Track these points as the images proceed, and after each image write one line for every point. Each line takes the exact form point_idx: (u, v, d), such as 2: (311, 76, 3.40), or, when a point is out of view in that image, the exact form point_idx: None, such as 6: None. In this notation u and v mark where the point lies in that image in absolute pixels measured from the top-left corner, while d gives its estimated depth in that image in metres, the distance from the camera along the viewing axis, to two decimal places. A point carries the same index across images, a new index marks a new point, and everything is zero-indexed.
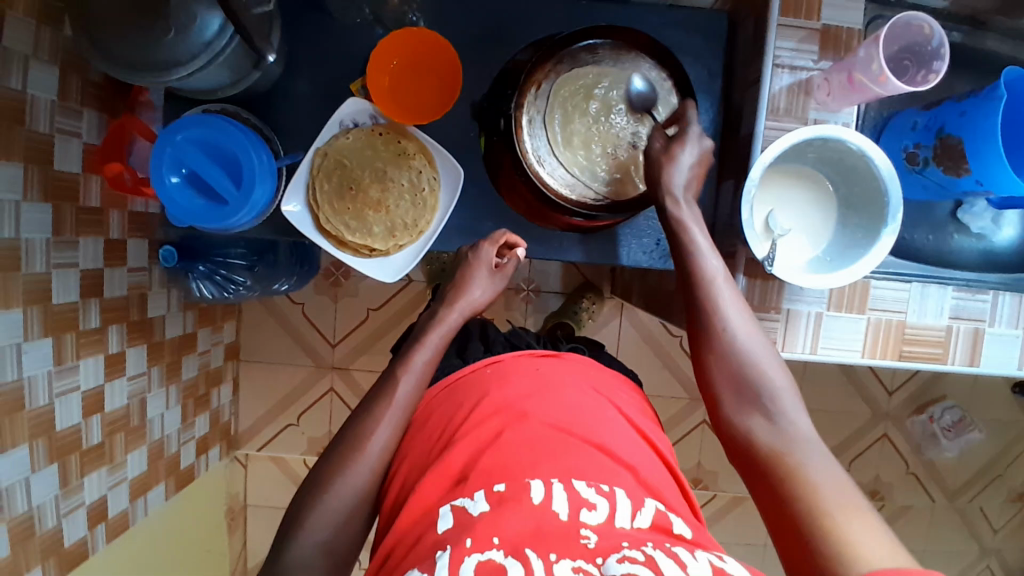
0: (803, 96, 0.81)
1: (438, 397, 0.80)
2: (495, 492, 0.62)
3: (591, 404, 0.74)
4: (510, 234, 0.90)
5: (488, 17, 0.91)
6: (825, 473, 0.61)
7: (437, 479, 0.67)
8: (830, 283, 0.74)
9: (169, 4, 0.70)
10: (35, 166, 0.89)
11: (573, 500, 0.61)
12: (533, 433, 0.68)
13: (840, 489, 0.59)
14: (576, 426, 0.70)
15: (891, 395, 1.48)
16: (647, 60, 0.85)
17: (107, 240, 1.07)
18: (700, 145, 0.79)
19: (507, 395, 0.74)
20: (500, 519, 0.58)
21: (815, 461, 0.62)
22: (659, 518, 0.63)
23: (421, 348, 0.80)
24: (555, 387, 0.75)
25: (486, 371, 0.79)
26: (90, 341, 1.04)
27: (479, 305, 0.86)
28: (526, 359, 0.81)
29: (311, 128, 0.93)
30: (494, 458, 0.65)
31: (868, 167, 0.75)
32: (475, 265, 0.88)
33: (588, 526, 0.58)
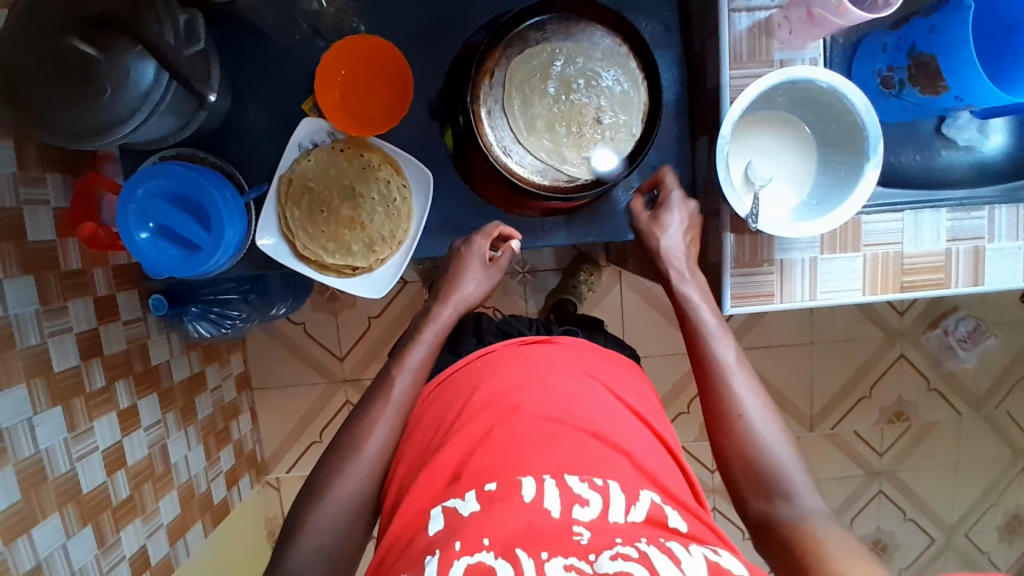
0: (765, 38, 0.77)
1: (430, 398, 0.79)
2: (486, 492, 0.62)
3: (583, 390, 0.74)
4: (502, 227, 0.87)
5: (429, 10, 0.87)
6: (837, 537, 0.62)
7: (429, 481, 0.67)
8: (815, 231, 0.73)
9: (97, 63, 0.68)
10: (9, 242, 0.89)
11: (565, 496, 0.61)
12: (524, 427, 0.67)
13: (847, 547, 0.60)
14: (572, 415, 0.70)
15: (904, 316, 1.47)
16: (599, 27, 0.82)
17: (96, 299, 1.06)
18: (686, 209, 0.83)
19: (496, 386, 0.73)
20: (490, 520, 0.59)
21: (829, 530, 0.63)
22: (654, 510, 0.62)
23: (417, 346, 0.80)
24: (544, 374, 0.74)
25: (477, 364, 0.78)
26: (99, 401, 1.04)
27: (473, 300, 0.85)
28: (519, 348, 0.80)
29: (271, 156, 0.90)
30: (486, 456, 0.65)
31: (843, 104, 0.72)
32: (469, 258, 0.86)
33: (580, 523, 0.59)
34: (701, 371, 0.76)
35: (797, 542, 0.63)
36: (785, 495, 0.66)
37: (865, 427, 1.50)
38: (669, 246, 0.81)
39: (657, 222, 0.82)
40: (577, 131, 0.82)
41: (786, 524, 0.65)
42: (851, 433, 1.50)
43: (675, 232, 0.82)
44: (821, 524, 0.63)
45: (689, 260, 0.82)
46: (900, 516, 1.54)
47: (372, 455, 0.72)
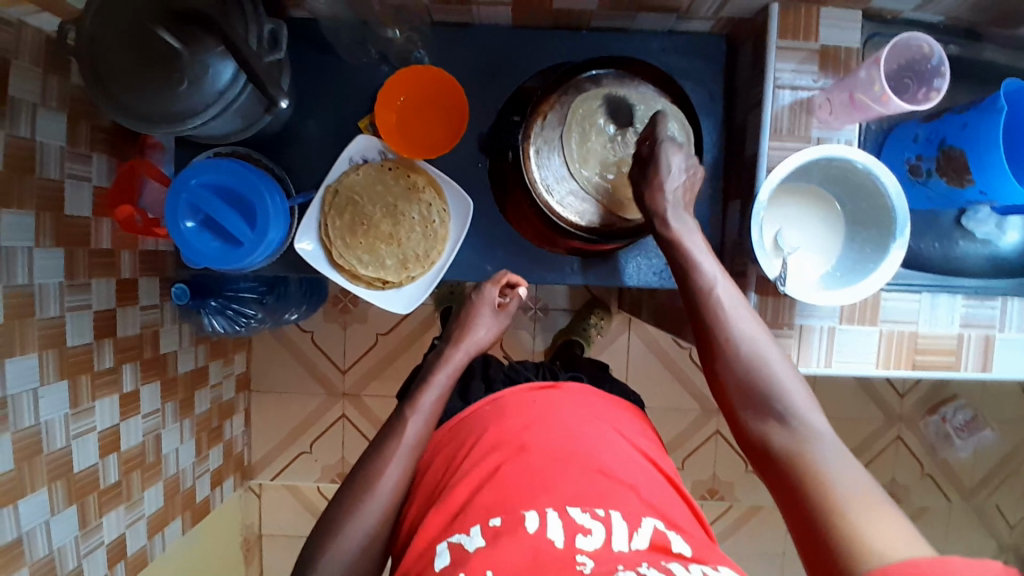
0: (805, 115, 0.82)
1: (443, 438, 0.80)
2: (491, 527, 0.63)
3: (588, 428, 0.75)
4: (510, 274, 0.91)
5: (491, 50, 0.93)
6: (837, 462, 0.65)
7: (439, 515, 0.68)
8: (841, 300, 0.75)
9: (180, 56, 0.71)
10: (47, 213, 0.91)
11: (568, 527, 0.62)
12: (531, 465, 0.69)
13: (852, 478, 0.63)
14: (576, 451, 0.71)
15: (903, 398, 1.49)
16: (648, 86, 0.88)
17: (119, 281, 1.07)
18: (681, 152, 0.80)
19: (502, 428, 0.74)
20: (496, 554, 0.60)
21: (829, 453, 0.66)
22: (657, 537, 0.64)
23: (428, 389, 0.80)
24: (551, 415, 0.75)
25: (486, 410, 0.79)
26: (105, 382, 1.04)
27: (483, 344, 0.88)
28: (527, 394, 0.79)
29: (320, 166, 0.94)
30: (493, 492, 0.67)
31: (875, 185, 0.76)
32: (478, 305, 0.88)
33: (584, 552, 0.60)
34: (690, 298, 0.77)
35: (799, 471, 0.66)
36: (782, 418, 0.70)
37: None
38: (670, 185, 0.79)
39: (653, 171, 0.80)
40: (626, 172, 0.86)
41: (784, 451, 0.68)
42: None
43: (676, 175, 0.80)
44: (821, 446, 0.67)
45: (681, 210, 0.80)
46: None
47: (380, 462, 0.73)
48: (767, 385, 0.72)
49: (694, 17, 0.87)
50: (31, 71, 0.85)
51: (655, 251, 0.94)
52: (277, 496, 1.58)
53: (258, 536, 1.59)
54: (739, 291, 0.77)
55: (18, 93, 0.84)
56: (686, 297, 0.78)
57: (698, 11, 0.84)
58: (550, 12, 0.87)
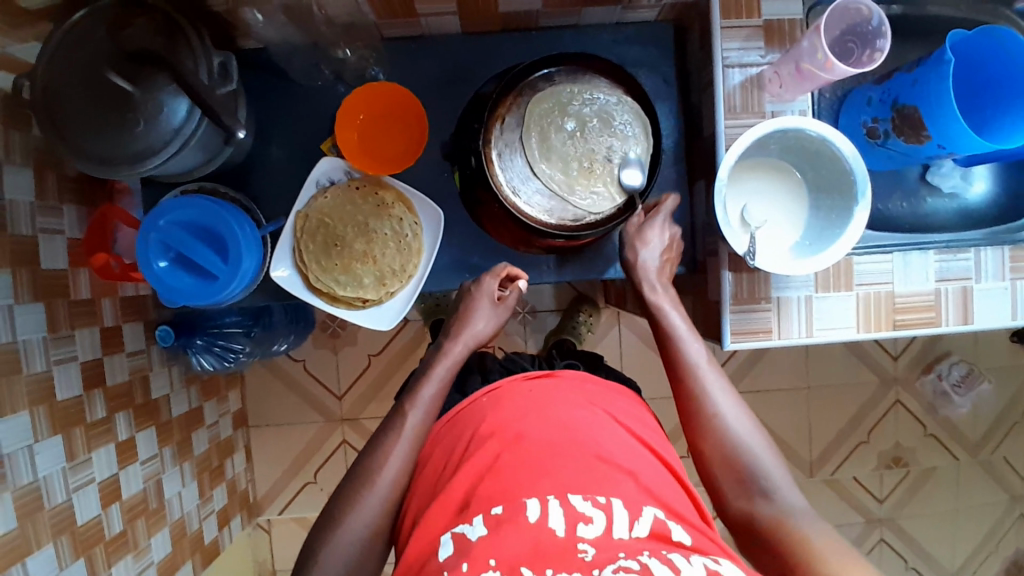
0: (757, 91, 0.83)
1: (440, 431, 0.80)
2: (493, 515, 0.64)
3: (584, 415, 0.75)
4: (510, 267, 0.91)
5: (444, 60, 0.94)
6: (817, 529, 0.67)
7: (441, 509, 0.68)
8: (812, 268, 0.76)
9: (135, 98, 0.72)
10: (23, 269, 0.91)
11: (569, 515, 0.62)
12: (530, 455, 0.69)
13: (828, 539, 0.65)
14: (574, 439, 0.71)
15: (896, 360, 1.50)
16: (604, 79, 0.87)
17: (102, 329, 1.07)
18: (669, 229, 0.87)
19: (500, 419, 0.74)
20: (497, 541, 0.61)
21: (809, 522, 0.68)
22: (657, 526, 0.64)
23: (427, 382, 0.81)
24: (546, 404, 0.75)
25: (483, 400, 0.79)
26: (99, 431, 1.04)
27: (483, 337, 0.86)
28: (522, 382, 0.80)
29: (289, 193, 0.95)
30: (493, 483, 0.67)
31: (833, 151, 0.77)
32: (477, 298, 0.88)
33: (585, 541, 0.60)
34: (673, 367, 0.80)
35: (783, 536, 0.67)
36: (766, 495, 0.71)
37: (864, 473, 1.50)
38: (646, 259, 0.85)
39: (640, 236, 0.87)
40: (589, 166, 0.85)
41: (766, 522, 0.69)
42: (851, 478, 1.50)
43: (653, 248, 0.86)
44: (801, 519, 0.68)
45: (665, 281, 0.85)
46: (901, 565, 1.52)
47: (376, 479, 0.74)
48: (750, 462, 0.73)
49: (640, 7, 0.88)
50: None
51: None
52: (287, 530, 1.57)
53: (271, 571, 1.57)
54: (719, 367, 0.79)
55: None
56: (669, 367, 0.81)
57: (642, 1, 0.86)
58: (498, 17, 0.88)
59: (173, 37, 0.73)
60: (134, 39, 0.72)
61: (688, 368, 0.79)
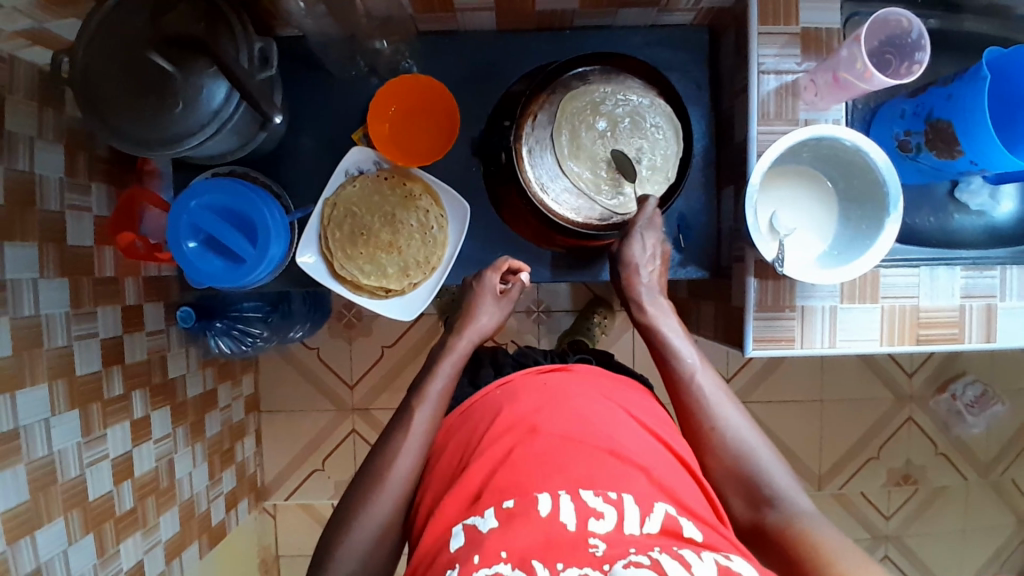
0: (792, 98, 0.83)
1: (454, 423, 0.81)
2: (504, 508, 0.64)
3: (597, 410, 0.75)
4: (511, 259, 0.91)
5: (478, 56, 0.94)
6: (827, 532, 0.67)
7: (456, 499, 0.68)
8: (840, 278, 0.76)
9: (174, 80, 0.73)
10: (50, 244, 0.92)
11: (581, 510, 0.63)
12: (543, 448, 0.69)
13: (839, 541, 0.65)
14: (587, 435, 0.71)
15: (911, 377, 1.49)
16: (637, 80, 0.87)
17: (124, 307, 1.08)
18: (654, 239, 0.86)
19: (516, 412, 0.74)
20: (509, 534, 0.61)
21: (819, 526, 0.68)
22: (669, 522, 0.64)
23: (435, 377, 0.81)
24: (562, 398, 0.75)
25: (498, 393, 0.80)
26: (115, 408, 1.05)
27: (489, 331, 0.87)
28: (536, 376, 0.81)
29: (317, 181, 0.95)
30: (507, 474, 0.67)
31: (866, 161, 0.77)
32: (481, 294, 0.89)
33: (596, 535, 0.61)
34: (672, 388, 0.81)
35: (791, 537, 0.67)
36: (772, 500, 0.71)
37: (872, 488, 1.50)
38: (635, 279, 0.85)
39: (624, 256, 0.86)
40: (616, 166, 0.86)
41: (775, 525, 0.69)
42: (859, 493, 1.50)
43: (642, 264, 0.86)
44: (810, 522, 0.68)
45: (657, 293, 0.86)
46: None
47: (393, 467, 0.74)
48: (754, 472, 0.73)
49: (675, 10, 0.88)
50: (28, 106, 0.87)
51: None
52: (293, 516, 1.58)
53: (275, 556, 1.58)
54: (720, 383, 0.80)
55: (15, 127, 0.85)
56: (669, 388, 0.82)
57: (677, 4, 0.86)
58: (533, 15, 0.89)
59: (214, 22, 0.74)
60: (175, 23, 0.73)
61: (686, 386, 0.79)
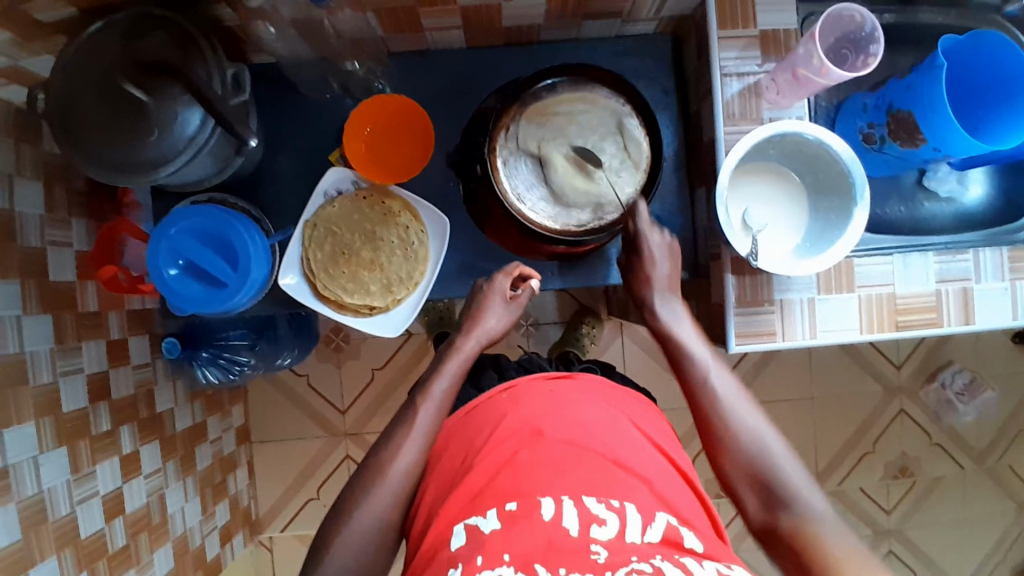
0: (755, 98, 0.85)
1: (456, 424, 0.80)
2: (508, 511, 0.64)
3: (601, 417, 0.75)
4: (522, 267, 0.91)
5: (449, 73, 0.96)
6: (840, 539, 0.66)
7: (456, 500, 0.68)
8: (815, 267, 0.77)
9: (148, 107, 0.74)
10: (33, 279, 0.92)
11: (583, 516, 0.63)
12: (547, 454, 0.69)
13: (852, 550, 0.64)
14: (592, 441, 0.71)
15: (900, 368, 1.50)
16: (604, 89, 0.88)
17: (108, 342, 1.08)
18: (662, 241, 0.85)
19: (521, 416, 0.74)
20: (511, 535, 0.61)
21: (834, 533, 0.67)
22: (670, 532, 0.64)
23: (439, 377, 0.81)
24: (565, 404, 0.76)
25: (503, 397, 0.79)
26: (104, 444, 1.03)
27: (495, 334, 0.87)
28: (540, 382, 0.80)
29: (296, 205, 0.96)
30: (510, 479, 0.67)
31: (829, 154, 0.79)
32: (489, 296, 0.88)
33: (598, 542, 0.61)
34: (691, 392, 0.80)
35: (808, 545, 0.66)
36: (785, 502, 0.70)
37: (870, 483, 1.50)
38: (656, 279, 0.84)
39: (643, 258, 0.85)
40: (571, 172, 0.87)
41: (788, 529, 0.69)
42: (857, 489, 1.50)
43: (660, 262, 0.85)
44: (824, 528, 0.67)
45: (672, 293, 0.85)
46: None
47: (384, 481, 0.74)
48: (772, 472, 0.72)
49: (637, 20, 0.91)
50: (5, 143, 0.88)
51: None
52: (289, 547, 1.55)
53: None
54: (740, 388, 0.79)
55: None
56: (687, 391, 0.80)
57: (640, 14, 0.88)
58: (501, 32, 0.91)
59: (189, 49, 0.75)
60: (150, 49, 0.74)
61: (705, 391, 0.78)
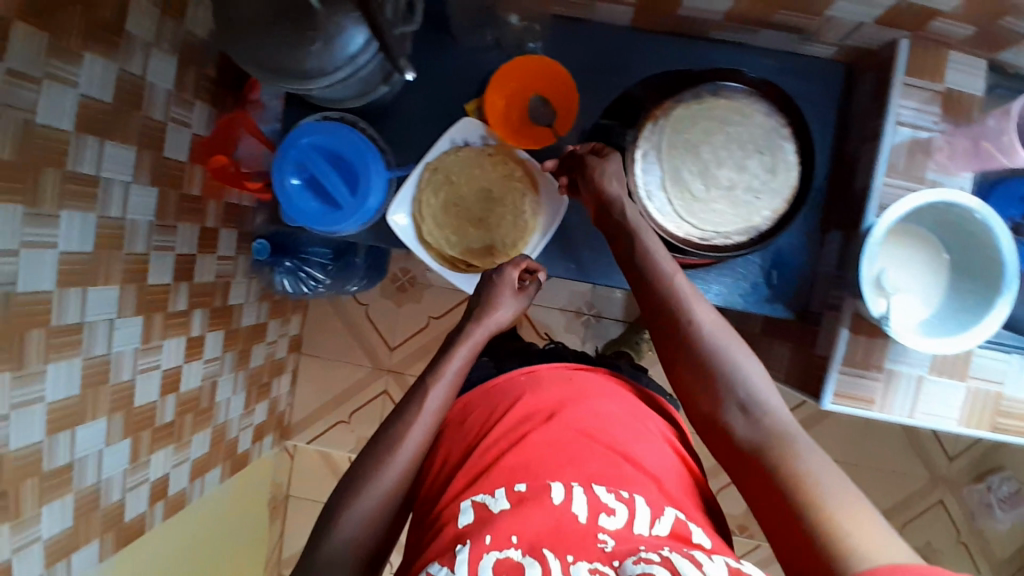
0: (922, 155, 0.80)
1: (474, 397, 0.80)
2: (517, 491, 0.63)
3: (614, 412, 0.74)
4: (529, 259, 0.86)
5: (605, 49, 0.92)
6: (816, 459, 0.62)
7: (466, 474, 0.68)
8: (947, 348, 0.73)
9: (316, 13, 0.71)
10: (148, 151, 0.93)
11: (593, 503, 0.63)
12: (554, 437, 0.69)
13: (834, 480, 0.60)
14: (603, 434, 0.70)
15: (951, 460, 1.45)
16: (768, 107, 0.83)
17: (203, 228, 1.10)
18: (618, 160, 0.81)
19: (540, 399, 0.74)
20: (520, 518, 0.61)
21: (802, 449, 0.63)
22: (678, 527, 0.63)
23: (453, 357, 0.79)
24: (585, 395, 0.75)
25: (522, 378, 0.79)
26: (175, 323, 1.07)
27: (505, 324, 0.84)
28: (563, 368, 0.80)
29: (418, 145, 0.95)
30: (519, 455, 0.67)
31: (987, 237, 0.73)
32: (499, 287, 0.84)
33: (606, 531, 0.61)
34: (660, 305, 0.75)
35: (771, 461, 0.64)
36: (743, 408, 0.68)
37: None
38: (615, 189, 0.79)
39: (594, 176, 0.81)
40: (710, 182, 0.82)
41: (748, 445, 0.66)
42: None
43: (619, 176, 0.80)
44: (799, 447, 0.63)
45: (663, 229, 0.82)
46: None
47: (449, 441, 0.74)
48: (727, 386, 0.69)
49: (816, 42, 0.85)
50: (151, 11, 0.88)
51: (742, 272, 0.90)
52: (310, 460, 1.60)
53: (285, 495, 1.61)
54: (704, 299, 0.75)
55: (135, 29, 0.86)
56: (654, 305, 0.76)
57: (824, 37, 0.83)
58: (672, 19, 0.87)
59: None
60: None
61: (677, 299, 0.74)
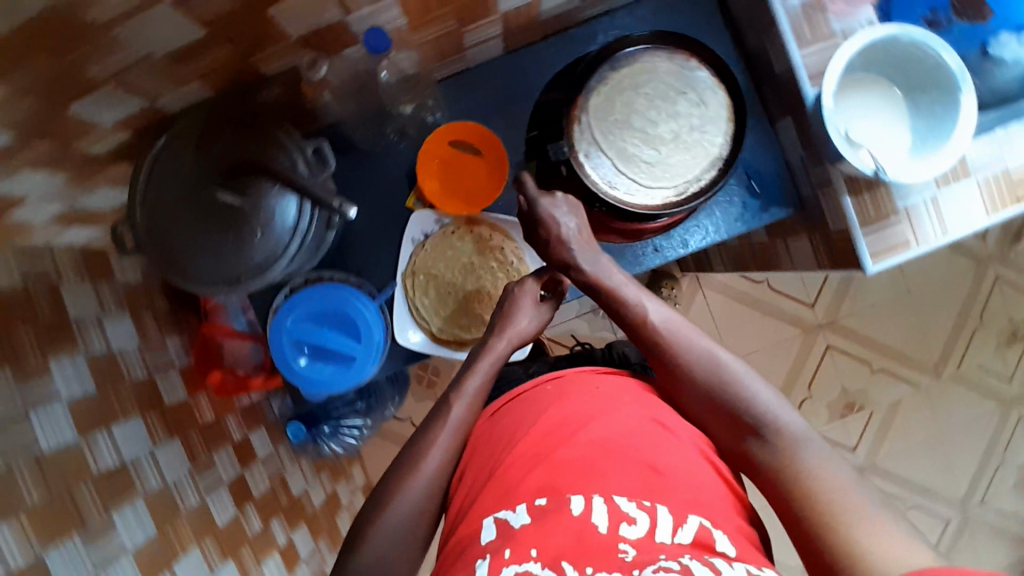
0: (820, 14, 0.82)
1: (493, 422, 0.76)
2: (538, 505, 0.61)
3: (634, 421, 0.69)
4: (554, 271, 0.85)
5: (496, 84, 0.94)
6: (830, 471, 0.62)
7: (492, 492, 0.65)
8: (947, 161, 0.74)
9: (243, 210, 0.72)
10: (150, 411, 0.88)
11: (613, 513, 0.59)
12: (579, 454, 0.65)
13: (848, 490, 0.60)
14: (631, 444, 0.66)
15: (984, 237, 1.47)
16: (663, 50, 0.84)
17: (234, 444, 1.06)
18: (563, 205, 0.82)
19: (558, 415, 0.70)
20: (542, 531, 0.58)
21: (815, 463, 0.63)
22: (702, 534, 0.58)
23: (472, 374, 0.78)
24: (608, 406, 0.71)
25: (547, 388, 0.75)
26: (262, 546, 1.03)
27: (528, 334, 0.82)
28: (590, 375, 0.76)
29: (385, 259, 0.95)
30: (545, 474, 0.63)
31: (920, 49, 0.76)
32: (521, 296, 0.83)
33: (627, 540, 0.57)
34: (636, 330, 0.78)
35: (786, 479, 0.64)
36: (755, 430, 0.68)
37: (988, 358, 1.48)
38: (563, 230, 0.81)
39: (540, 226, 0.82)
40: (656, 143, 0.83)
41: (763, 460, 0.66)
42: (977, 367, 1.48)
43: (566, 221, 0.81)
44: (808, 460, 0.64)
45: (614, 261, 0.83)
46: None
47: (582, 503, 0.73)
48: (735, 407, 0.69)
49: None
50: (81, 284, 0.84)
51: (728, 200, 0.94)
52: None
53: None
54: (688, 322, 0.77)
55: (77, 312, 0.80)
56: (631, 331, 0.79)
57: None
58: (539, 25, 0.89)
59: (264, 140, 0.73)
60: (226, 154, 0.72)
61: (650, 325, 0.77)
